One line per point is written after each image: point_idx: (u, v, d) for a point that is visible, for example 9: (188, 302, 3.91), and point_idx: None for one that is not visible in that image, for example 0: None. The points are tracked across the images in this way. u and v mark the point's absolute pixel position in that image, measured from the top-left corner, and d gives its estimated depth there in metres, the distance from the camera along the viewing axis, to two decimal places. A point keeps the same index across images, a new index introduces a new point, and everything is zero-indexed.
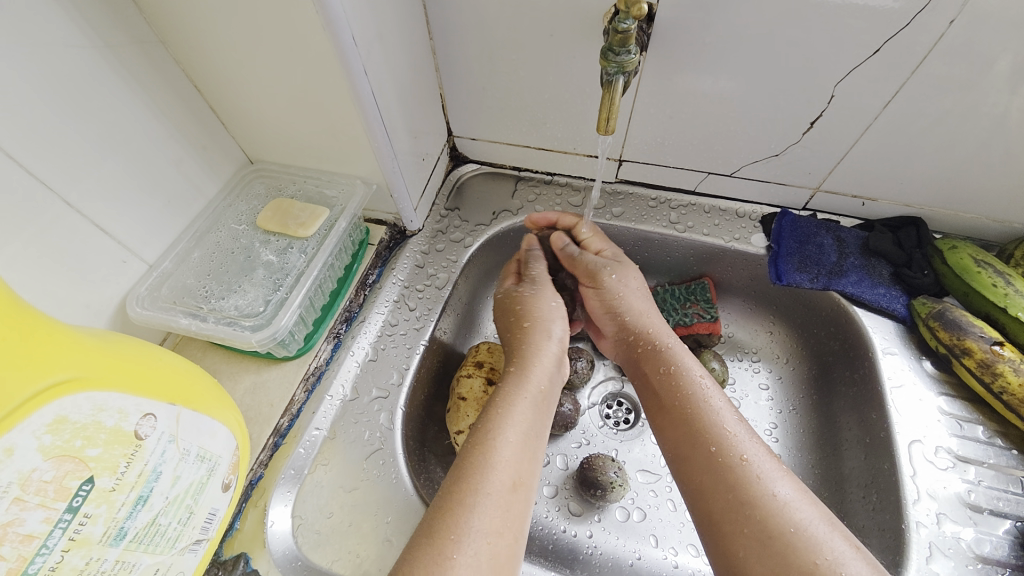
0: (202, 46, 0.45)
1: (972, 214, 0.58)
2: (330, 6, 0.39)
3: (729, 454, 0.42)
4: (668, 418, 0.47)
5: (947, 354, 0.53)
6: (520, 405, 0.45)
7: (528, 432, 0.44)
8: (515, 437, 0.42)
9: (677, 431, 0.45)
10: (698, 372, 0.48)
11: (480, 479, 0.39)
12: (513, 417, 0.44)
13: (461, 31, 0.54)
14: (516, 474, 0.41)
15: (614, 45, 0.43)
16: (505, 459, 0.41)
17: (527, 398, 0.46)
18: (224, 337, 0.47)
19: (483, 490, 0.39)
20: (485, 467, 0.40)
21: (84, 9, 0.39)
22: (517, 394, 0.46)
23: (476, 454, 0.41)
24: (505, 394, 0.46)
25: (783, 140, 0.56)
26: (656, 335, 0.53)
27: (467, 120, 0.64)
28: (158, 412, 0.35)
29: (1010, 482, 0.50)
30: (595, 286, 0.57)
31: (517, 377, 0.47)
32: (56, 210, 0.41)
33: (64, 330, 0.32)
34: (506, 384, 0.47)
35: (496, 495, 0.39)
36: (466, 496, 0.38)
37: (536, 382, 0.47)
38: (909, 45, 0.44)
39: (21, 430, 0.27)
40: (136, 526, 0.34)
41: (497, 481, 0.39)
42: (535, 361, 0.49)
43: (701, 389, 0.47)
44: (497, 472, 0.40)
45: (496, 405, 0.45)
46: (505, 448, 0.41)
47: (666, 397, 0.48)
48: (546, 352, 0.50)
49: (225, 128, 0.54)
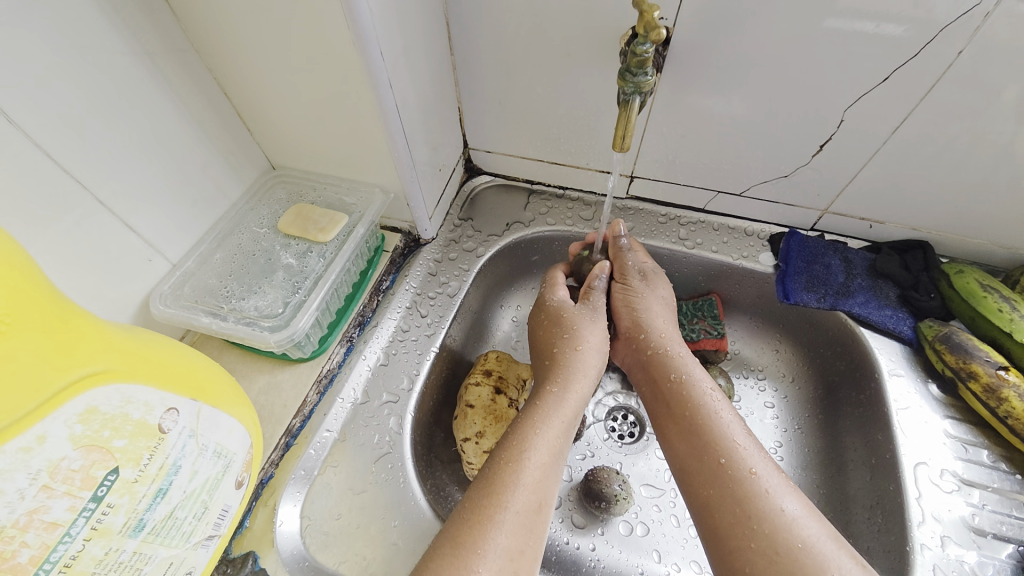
0: (235, 56, 0.47)
1: (979, 240, 0.59)
2: (362, 23, 0.40)
3: (738, 467, 0.42)
4: (678, 428, 0.47)
5: (953, 377, 0.54)
6: (552, 426, 0.45)
7: (557, 453, 0.44)
8: (543, 457, 0.43)
9: (687, 442, 0.46)
10: (708, 384, 0.49)
11: (506, 497, 0.40)
12: (545, 438, 0.44)
13: (482, 48, 0.55)
14: (541, 495, 0.41)
15: (631, 66, 0.45)
16: (533, 479, 0.41)
17: (561, 421, 0.46)
18: (243, 336, 0.48)
19: (508, 507, 0.39)
20: (512, 485, 0.40)
21: (129, 19, 0.42)
22: (550, 415, 0.46)
23: (504, 472, 0.41)
24: (537, 413, 0.46)
25: (793, 162, 0.57)
26: (668, 342, 0.53)
27: (483, 133, 0.66)
28: (181, 407, 0.36)
29: (1015, 507, 0.50)
30: (624, 283, 0.57)
31: (554, 399, 0.47)
32: (88, 208, 0.42)
33: (98, 324, 0.33)
34: (542, 403, 0.47)
35: (520, 512, 0.39)
36: (491, 512, 0.39)
37: (573, 406, 0.48)
38: (917, 73, 0.45)
39: (54, 418, 0.28)
40: (154, 518, 0.34)
41: (522, 499, 0.40)
42: (573, 385, 0.49)
43: (711, 402, 0.47)
44: (524, 491, 0.40)
45: (529, 423, 0.45)
46: (533, 468, 0.42)
47: (677, 407, 0.48)
48: (585, 377, 0.50)
49: (251, 134, 0.56)
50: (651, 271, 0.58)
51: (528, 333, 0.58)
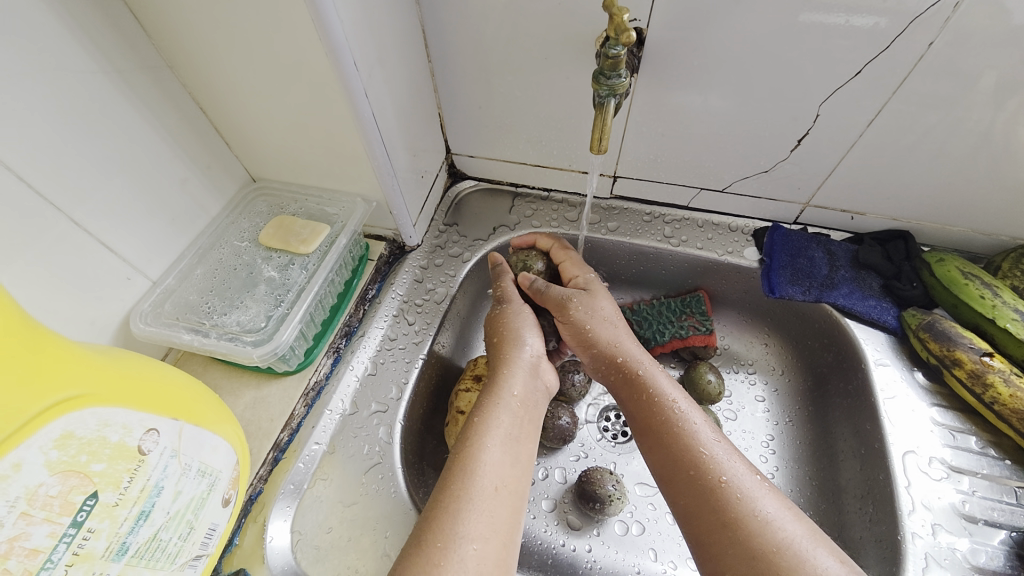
0: (209, 70, 0.47)
1: (959, 227, 0.59)
2: (334, 33, 0.40)
3: (711, 474, 0.42)
4: (650, 441, 0.47)
5: (938, 365, 0.54)
6: (498, 412, 0.46)
7: (510, 438, 0.44)
8: (497, 443, 0.43)
9: (659, 454, 0.46)
10: (675, 393, 0.49)
11: (465, 484, 0.40)
12: (494, 424, 0.45)
13: (460, 54, 0.55)
14: (499, 479, 0.41)
15: (605, 69, 0.45)
16: (489, 464, 0.42)
17: (508, 406, 0.47)
18: (225, 352, 0.48)
19: (469, 494, 0.39)
20: (470, 473, 0.41)
21: (96, 37, 0.41)
22: (499, 402, 0.47)
23: (459, 464, 0.42)
24: (482, 405, 0.47)
25: (772, 157, 0.57)
26: (625, 352, 0.53)
27: (465, 138, 0.66)
28: (161, 427, 0.35)
29: (1004, 493, 0.51)
30: (564, 318, 0.56)
31: (497, 390, 0.48)
32: (62, 229, 0.42)
33: (73, 347, 0.33)
34: (484, 396, 0.48)
35: (483, 499, 0.40)
36: (451, 500, 0.39)
37: (519, 391, 0.49)
38: (891, 65, 0.46)
39: (28, 445, 0.28)
40: (137, 541, 0.34)
41: (484, 484, 0.40)
42: (513, 374, 0.50)
43: (681, 409, 0.47)
44: (482, 477, 0.41)
45: (480, 412, 0.46)
46: (491, 454, 0.42)
47: (645, 417, 0.48)
48: (524, 362, 0.52)
49: (229, 147, 0.56)
50: (588, 282, 0.58)
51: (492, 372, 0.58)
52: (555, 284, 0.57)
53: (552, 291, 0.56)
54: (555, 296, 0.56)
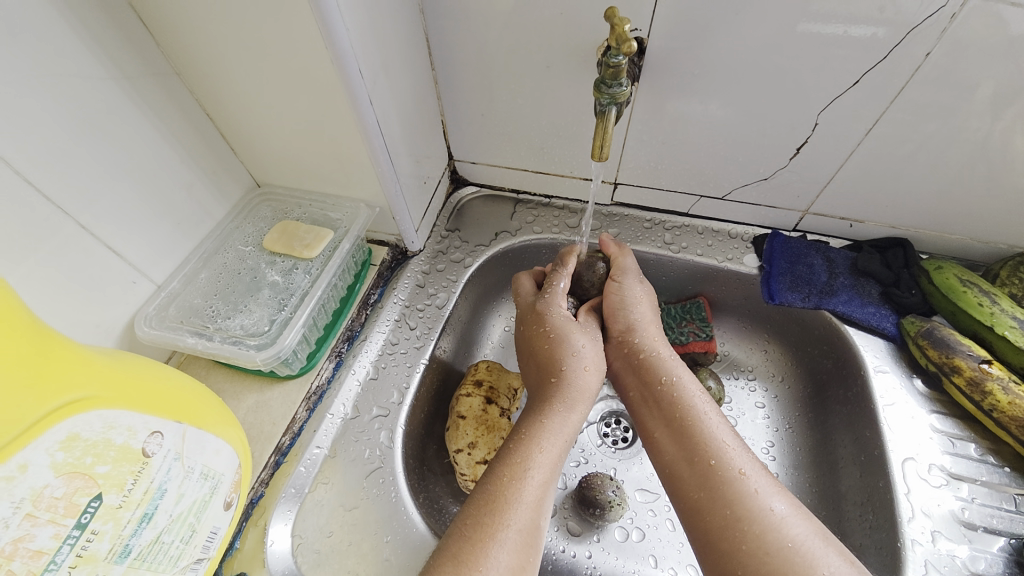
0: (215, 76, 0.48)
1: (957, 235, 0.60)
2: (340, 42, 0.41)
3: (727, 468, 0.42)
4: (667, 433, 0.47)
5: (937, 372, 0.54)
6: (552, 441, 0.45)
7: (556, 471, 0.44)
8: (544, 475, 0.43)
9: (675, 448, 0.46)
10: (696, 387, 0.49)
11: (510, 515, 0.40)
12: (546, 455, 0.44)
13: (463, 61, 0.56)
14: (540, 514, 0.42)
15: (606, 78, 0.45)
16: (534, 498, 0.42)
17: (562, 439, 0.46)
18: (229, 355, 0.48)
19: (511, 525, 0.39)
20: (515, 503, 0.41)
21: (105, 44, 0.42)
22: (555, 431, 0.46)
23: (507, 491, 0.41)
24: (542, 430, 0.46)
25: (771, 165, 0.58)
26: (658, 345, 0.54)
27: (468, 145, 0.66)
28: (165, 430, 0.36)
29: (1003, 499, 0.51)
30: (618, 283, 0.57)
31: (559, 417, 0.47)
32: (69, 232, 0.42)
33: (78, 349, 0.33)
34: (547, 421, 0.46)
35: (522, 531, 0.40)
36: (494, 531, 0.39)
37: (575, 422, 0.48)
38: (888, 75, 0.46)
39: (35, 446, 0.28)
40: (140, 543, 0.34)
41: (525, 518, 0.40)
42: (580, 395, 0.49)
43: (699, 404, 0.47)
44: (525, 510, 0.41)
45: (532, 440, 0.45)
46: (535, 486, 0.42)
47: (664, 411, 0.48)
48: (587, 383, 0.50)
49: (234, 153, 0.57)
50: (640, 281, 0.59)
51: (520, 336, 0.57)
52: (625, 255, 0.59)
53: (622, 259, 0.59)
54: (623, 265, 0.59)
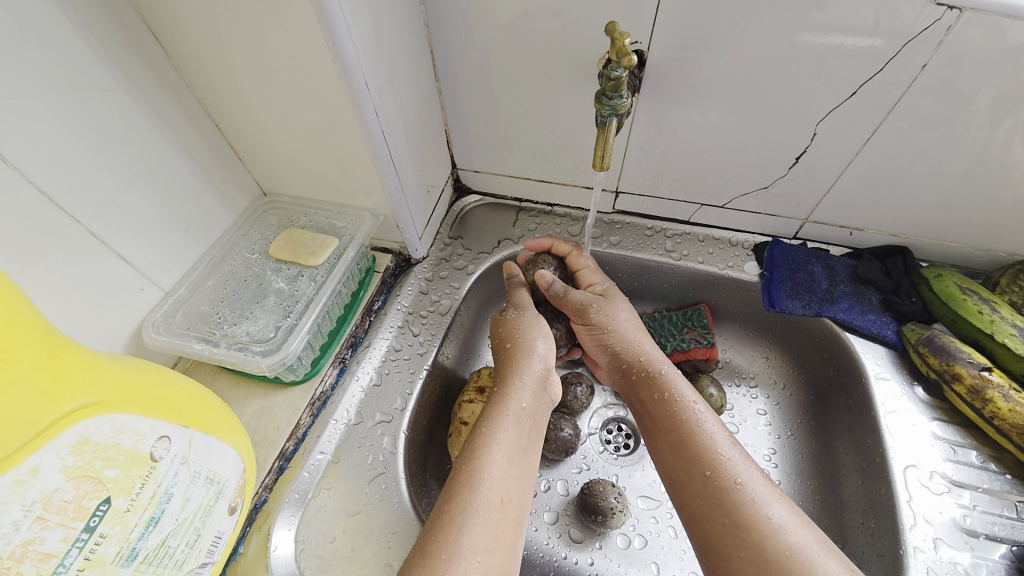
0: (225, 88, 0.49)
1: (957, 243, 0.60)
2: (346, 55, 0.42)
3: (725, 477, 0.43)
4: (667, 442, 0.48)
5: (937, 379, 0.54)
6: (504, 423, 0.47)
7: (513, 450, 0.45)
8: (500, 454, 0.44)
9: (676, 453, 0.46)
10: (694, 397, 0.50)
11: (468, 497, 0.41)
12: (497, 436, 0.45)
13: (467, 72, 0.57)
14: (503, 493, 0.42)
15: (607, 90, 0.46)
16: (491, 478, 0.42)
17: (511, 417, 0.47)
18: (235, 361, 0.49)
19: (470, 508, 0.40)
20: (471, 485, 0.42)
21: (120, 58, 0.43)
22: (500, 412, 0.48)
23: (463, 475, 0.43)
24: (490, 416, 0.47)
25: (771, 174, 0.59)
26: (651, 360, 0.54)
27: (471, 154, 0.67)
28: (172, 435, 0.36)
29: (1006, 507, 0.51)
30: (585, 322, 0.58)
31: (500, 399, 0.49)
32: (80, 240, 0.43)
33: (90, 356, 0.34)
34: (489, 404, 0.49)
35: (485, 512, 0.40)
36: (454, 515, 0.40)
37: (521, 402, 0.49)
38: (885, 87, 0.47)
39: (47, 450, 0.29)
40: (147, 547, 0.35)
41: (486, 498, 0.41)
42: (520, 382, 0.51)
43: (698, 413, 0.48)
44: (484, 490, 0.42)
45: (482, 424, 0.47)
46: (490, 467, 0.43)
47: (663, 419, 0.49)
48: (529, 369, 0.52)
49: (242, 162, 0.58)
50: (610, 291, 0.60)
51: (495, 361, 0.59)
52: (579, 255, 0.63)
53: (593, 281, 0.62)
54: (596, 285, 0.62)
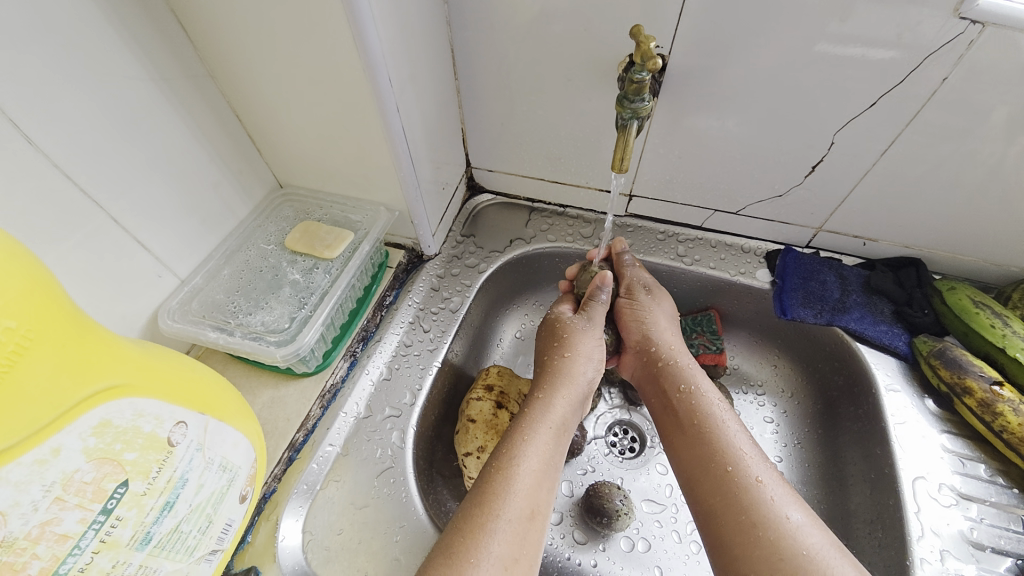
0: (247, 79, 0.49)
1: (970, 256, 0.60)
2: (371, 51, 0.42)
3: (743, 475, 0.43)
4: (685, 438, 0.48)
5: (948, 392, 0.54)
6: (542, 432, 0.47)
7: (547, 460, 0.45)
8: (534, 464, 0.44)
9: (694, 450, 0.46)
10: (715, 394, 0.50)
11: (501, 504, 0.41)
12: (534, 445, 0.45)
13: (486, 71, 0.57)
14: (533, 503, 0.42)
15: (629, 93, 0.46)
16: (524, 486, 0.43)
17: (549, 428, 0.48)
18: (249, 351, 0.49)
19: (501, 515, 0.40)
20: (506, 492, 0.42)
21: (146, 46, 0.44)
22: (540, 421, 0.48)
23: (497, 481, 0.43)
24: (529, 422, 0.47)
25: (785, 182, 0.59)
26: (678, 354, 0.54)
27: (486, 153, 0.68)
28: (189, 420, 0.36)
29: (1012, 521, 0.50)
30: (629, 298, 0.58)
31: (543, 407, 0.49)
32: (100, 225, 0.43)
33: (114, 339, 0.34)
34: (531, 411, 0.49)
35: (515, 521, 0.41)
36: (486, 521, 0.40)
37: (560, 412, 0.49)
38: (905, 99, 0.47)
39: (69, 431, 0.29)
40: (160, 531, 0.35)
41: (516, 508, 0.41)
42: (560, 392, 0.51)
43: (718, 411, 0.48)
44: (516, 498, 0.42)
45: (519, 431, 0.47)
46: (525, 475, 0.43)
47: (684, 415, 0.49)
48: (578, 385, 0.52)
49: (260, 154, 0.58)
50: (654, 286, 0.60)
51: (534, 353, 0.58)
52: (639, 267, 0.61)
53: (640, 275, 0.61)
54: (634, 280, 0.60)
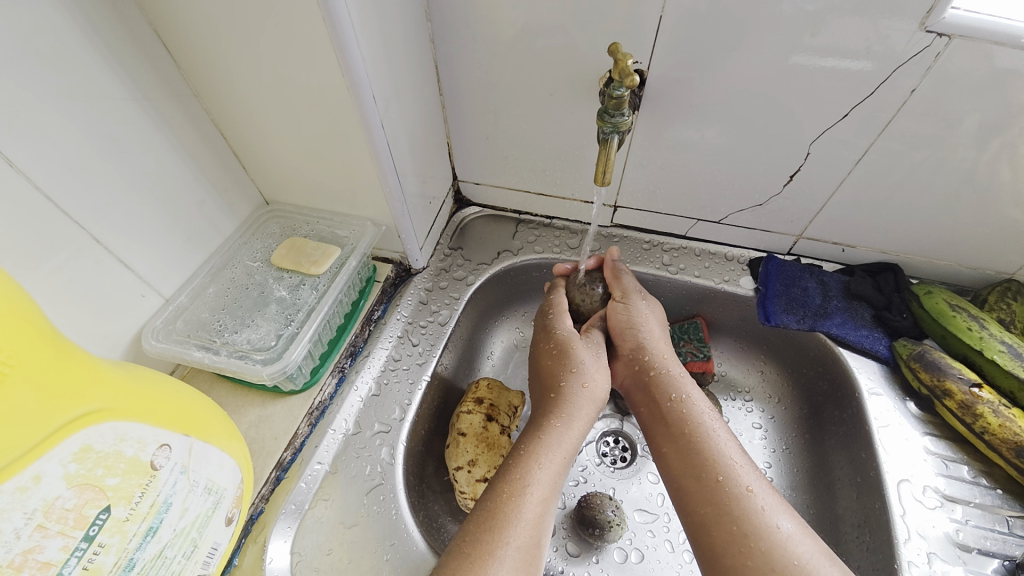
0: (232, 98, 0.49)
1: (945, 261, 0.62)
2: (355, 70, 0.43)
3: (734, 484, 0.43)
4: (677, 447, 0.48)
5: (929, 395, 0.55)
6: (553, 459, 0.46)
7: (555, 487, 0.45)
8: (543, 492, 0.44)
9: (684, 461, 0.46)
10: (705, 404, 0.50)
11: (509, 532, 0.41)
12: (544, 471, 0.45)
13: (470, 87, 0.58)
14: (539, 533, 0.42)
15: (609, 108, 0.48)
16: (533, 515, 0.43)
17: (561, 456, 0.47)
18: (235, 369, 0.49)
19: (509, 543, 0.40)
20: (514, 521, 0.42)
21: (130, 66, 0.44)
22: (552, 448, 0.47)
23: (506, 508, 0.42)
24: (540, 447, 0.47)
25: (765, 191, 0.60)
26: (669, 363, 0.54)
27: (473, 167, 0.68)
28: (172, 443, 0.36)
29: (996, 522, 0.51)
30: (625, 303, 0.58)
31: (558, 432, 0.48)
32: (83, 245, 0.43)
33: (96, 363, 0.34)
34: (544, 436, 0.48)
35: (521, 548, 0.41)
36: (494, 548, 0.40)
37: (572, 440, 0.49)
38: (876, 109, 0.49)
39: (49, 458, 0.29)
40: (144, 558, 0.34)
41: (524, 535, 0.41)
42: (570, 416, 0.50)
43: (708, 421, 0.49)
44: (524, 527, 0.42)
45: (530, 457, 0.46)
46: (533, 503, 0.43)
47: (675, 425, 0.49)
48: (586, 415, 0.51)
49: (246, 171, 0.58)
50: (644, 293, 0.60)
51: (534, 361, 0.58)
52: (632, 276, 0.61)
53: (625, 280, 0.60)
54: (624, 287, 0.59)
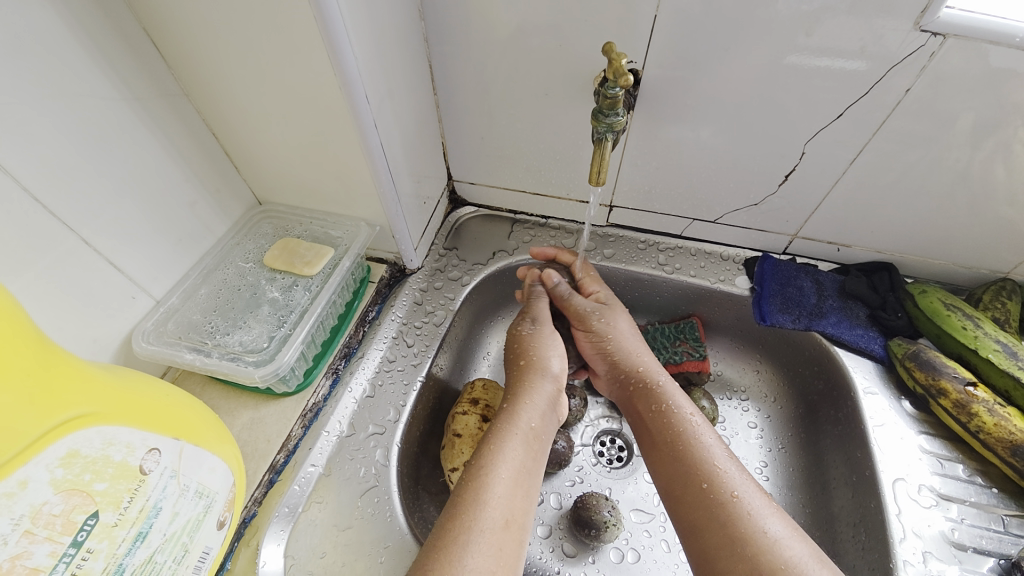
0: (223, 97, 0.49)
1: (940, 260, 0.62)
2: (347, 68, 0.43)
3: (721, 491, 0.43)
4: (663, 455, 0.48)
5: (924, 394, 0.56)
6: (511, 441, 0.47)
7: (521, 469, 0.46)
8: (506, 474, 0.44)
9: (672, 468, 0.47)
10: (690, 409, 0.50)
11: (474, 517, 0.41)
12: (502, 454, 0.46)
13: (465, 86, 0.58)
14: (505, 512, 0.42)
15: (603, 108, 0.47)
16: (498, 496, 0.43)
17: (519, 435, 0.48)
18: (227, 372, 0.48)
19: (475, 527, 0.41)
20: (477, 504, 0.42)
21: (118, 66, 0.43)
22: (509, 430, 0.48)
23: (469, 493, 0.43)
24: (495, 432, 0.48)
25: (761, 191, 0.60)
26: (649, 372, 0.55)
27: (467, 167, 0.68)
28: (162, 447, 0.36)
29: (992, 521, 0.51)
30: (586, 330, 0.59)
31: (509, 415, 0.49)
32: (71, 247, 0.42)
33: (82, 367, 0.34)
34: (499, 421, 0.49)
35: (489, 531, 0.41)
36: (460, 533, 0.40)
37: (529, 420, 0.49)
38: (871, 108, 0.49)
39: (36, 463, 0.28)
40: (134, 563, 0.34)
41: (490, 519, 0.41)
42: (531, 400, 0.51)
43: (693, 426, 0.48)
44: (489, 509, 0.42)
45: (488, 442, 0.47)
46: (497, 485, 0.43)
47: (660, 432, 0.49)
48: (541, 391, 0.52)
49: (238, 171, 0.57)
50: (610, 301, 0.61)
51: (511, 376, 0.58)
52: (593, 277, 0.64)
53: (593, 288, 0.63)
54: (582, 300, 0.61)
